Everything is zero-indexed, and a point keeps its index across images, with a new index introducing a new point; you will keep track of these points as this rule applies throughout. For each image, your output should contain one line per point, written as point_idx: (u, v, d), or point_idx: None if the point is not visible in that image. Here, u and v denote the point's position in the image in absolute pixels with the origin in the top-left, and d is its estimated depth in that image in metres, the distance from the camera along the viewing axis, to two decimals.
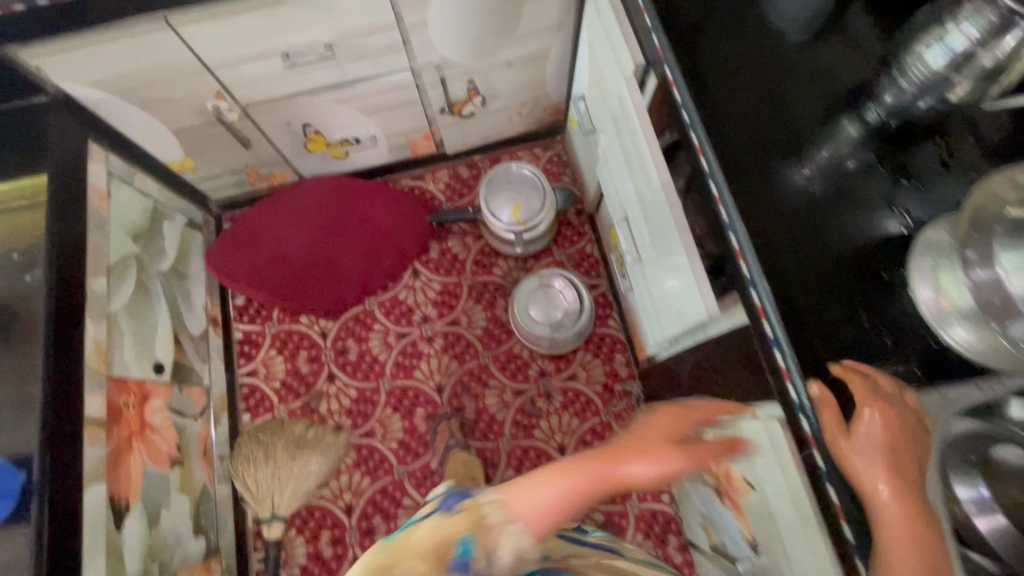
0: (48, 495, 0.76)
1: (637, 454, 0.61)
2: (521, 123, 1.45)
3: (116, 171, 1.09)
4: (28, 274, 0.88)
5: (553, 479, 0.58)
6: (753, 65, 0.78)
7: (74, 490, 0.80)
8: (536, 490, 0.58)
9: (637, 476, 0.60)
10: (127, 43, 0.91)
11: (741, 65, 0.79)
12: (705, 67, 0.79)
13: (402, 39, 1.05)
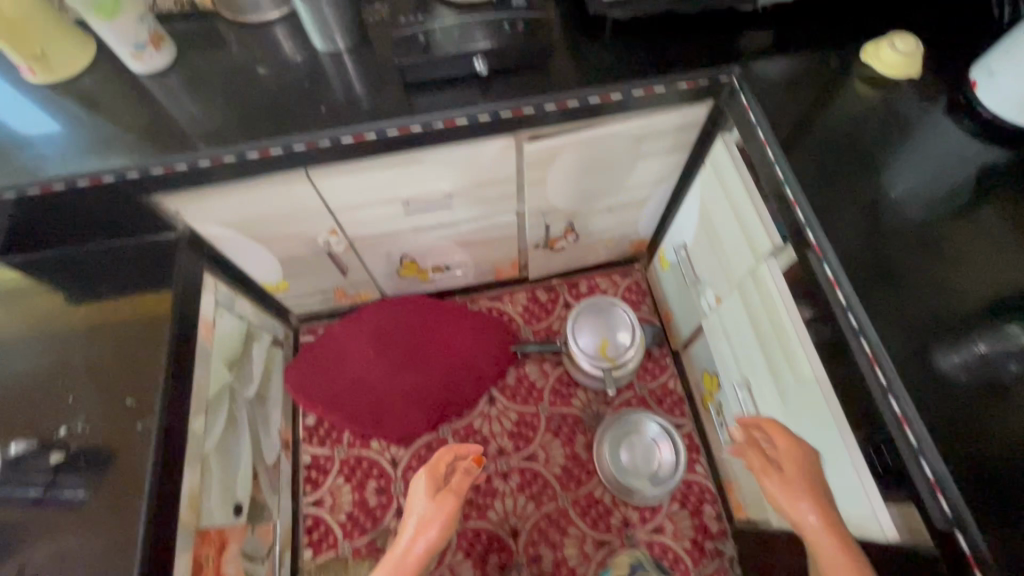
0: None
1: (418, 534, 0.91)
2: (605, 253, 1.45)
3: (222, 300, 1.09)
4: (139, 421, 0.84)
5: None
6: (899, 243, 0.75)
7: None
8: None
9: (424, 547, 0.91)
10: (265, 192, 0.93)
11: (887, 241, 0.75)
12: (860, 246, 0.74)
13: (517, 189, 1.07)
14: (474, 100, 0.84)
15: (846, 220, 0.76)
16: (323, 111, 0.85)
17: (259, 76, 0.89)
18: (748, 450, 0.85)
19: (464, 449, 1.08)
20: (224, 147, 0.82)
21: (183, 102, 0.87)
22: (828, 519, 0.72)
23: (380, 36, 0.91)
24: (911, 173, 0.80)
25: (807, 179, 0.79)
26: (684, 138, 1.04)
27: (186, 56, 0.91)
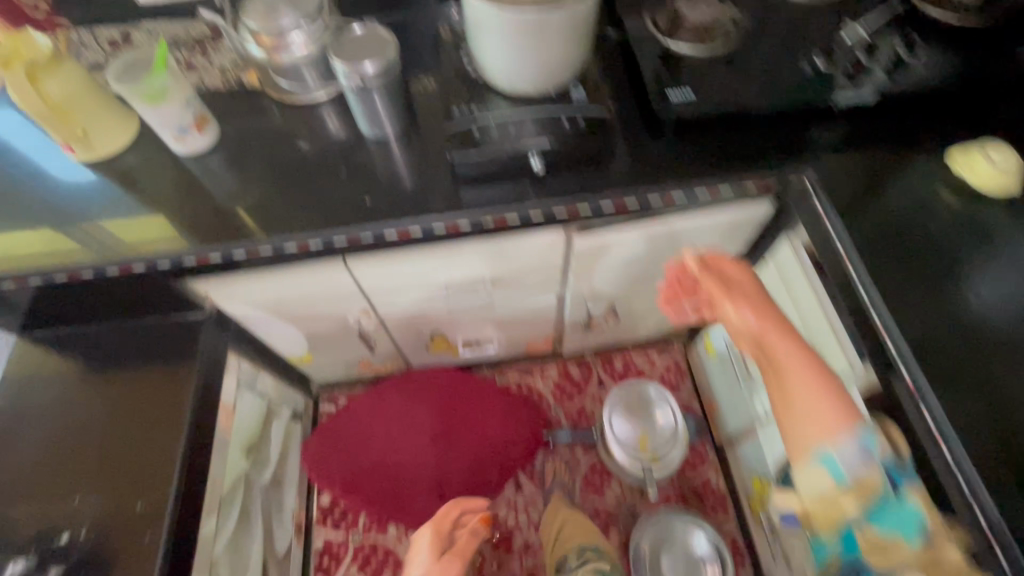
0: None
1: None
2: (645, 331, 1.37)
3: (244, 378, 1.03)
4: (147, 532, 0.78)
5: None
6: (1003, 372, 0.65)
7: None
8: None
9: None
10: (298, 277, 0.88)
11: (988, 371, 0.65)
12: (963, 383, 0.65)
13: (561, 276, 1.01)
14: (526, 197, 0.79)
15: (942, 349, 0.67)
16: (366, 202, 0.80)
17: (302, 158, 0.85)
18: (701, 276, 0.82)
19: (473, 503, 1.11)
20: (260, 240, 0.77)
21: (220, 184, 0.83)
22: (783, 329, 0.73)
23: (428, 121, 0.87)
24: (1005, 287, 0.71)
25: (894, 297, 0.70)
26: (746, 230, 0.97)
27: (227, 134, 0.87)
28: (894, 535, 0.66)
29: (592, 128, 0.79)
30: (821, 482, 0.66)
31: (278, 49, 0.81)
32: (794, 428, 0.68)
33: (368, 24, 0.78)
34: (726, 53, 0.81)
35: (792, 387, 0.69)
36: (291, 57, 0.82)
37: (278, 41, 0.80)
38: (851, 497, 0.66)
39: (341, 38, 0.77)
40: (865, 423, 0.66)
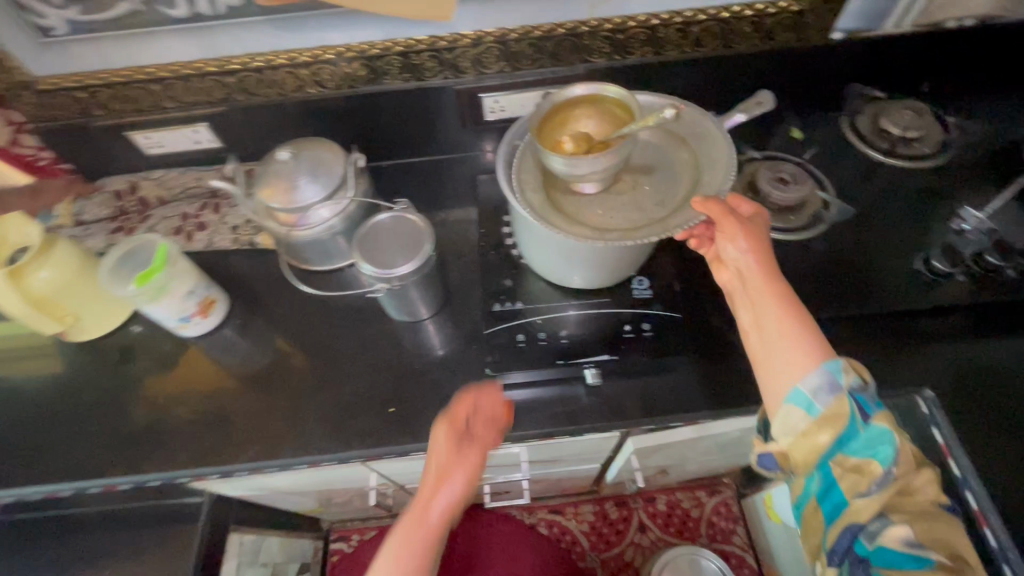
0: None
1: None
2: (695, 474, 1.22)
3: (248, 558, 0.91)
4: None
5: None
6: None
7: None
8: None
9: None
10: (311, 474, 0.76)
11: None
12: None
13: (608, 454, 0.89)
14: (582, 417, 0.66)
15: None
16: (390, 414, 0.70)
17: (323, 348, 0.75)
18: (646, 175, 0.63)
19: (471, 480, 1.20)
20: (271, 461, 0.68)
21: (231, 378, 0.74)
22: (762, 250, 0.53)
23: (464, 306, 0.78)
24: None
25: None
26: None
27: (241, 311, 0.79)
28: (860, 463, 0.45)
29: (661, 336, 0.68)
30: (795, 419, 0.46)
31: (297, 225, 0.71)
32: (766, 348, 0.50)
33: (397, 211, 0.69)
34: (813, 240, 0.71)
35: (759, 291, 0.51)
36: (314, 232, 0.72)
37: (300, 217, 0.70)
38: (826, 430, 0.45)
39: (367, 229, 0.67)
40: (847, 358, 0.47)
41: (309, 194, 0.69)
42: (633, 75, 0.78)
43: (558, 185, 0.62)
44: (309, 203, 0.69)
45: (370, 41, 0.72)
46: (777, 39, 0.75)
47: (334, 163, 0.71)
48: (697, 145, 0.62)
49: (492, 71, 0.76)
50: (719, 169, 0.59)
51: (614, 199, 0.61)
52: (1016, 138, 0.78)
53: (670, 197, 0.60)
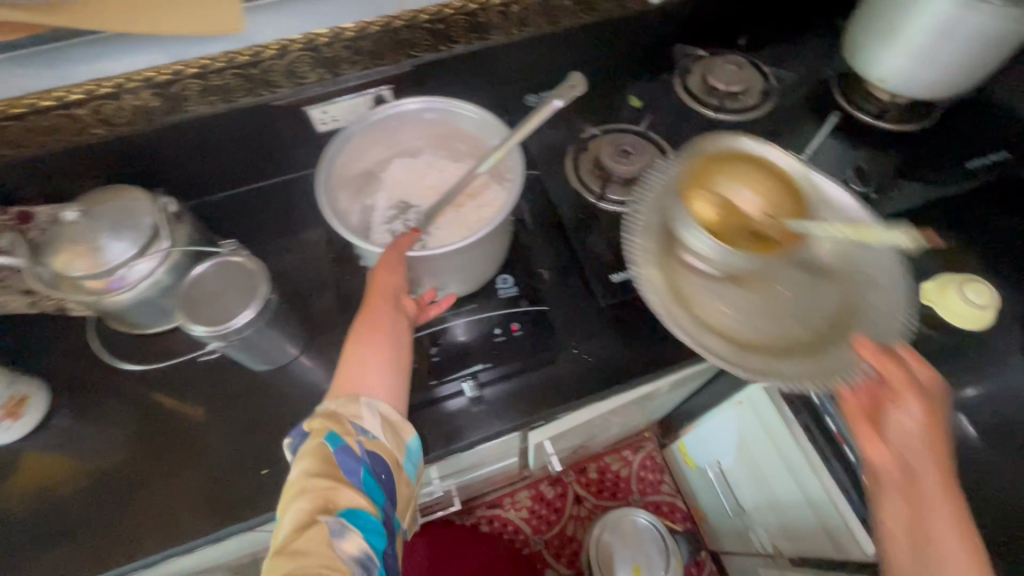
0: None
1: None
2: (616, 437, 1.26)
3: None
4: None
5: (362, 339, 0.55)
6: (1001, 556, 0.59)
7: None
8: (361, 352, 0.55)
9: None
10: (197, 558, 0.69)
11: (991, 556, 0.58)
12: None
13: (520, 449, 0.88)
14: (467, 432, 0.64)
15: None
16: (264, 476, 0.64)
17: (177, 421, 0.68)
18: (800, 285, 0.61)
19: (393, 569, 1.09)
20: (137, 561, 0.61)
21: (74, 477, 0.65)
22: (938, 448, 0.48)
23: (332, 339, 0.72)
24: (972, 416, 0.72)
25: None
26: (693, 379, 0.83)
27: (73, 399, 0.69)
28: None
29: (532, 333, 0.68)
30: None
31: (111, 290, 0.60)
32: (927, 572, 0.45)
33: (220, 256, 0.63)
34: None
35: (937, 513, 0.46)
36: (139, 293, 0.62)
37: (110, 281, 0.60)
38: None
39: (186, 287, 0.61)
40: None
41: (116, 252, 0.59)
42: (463, 66, 0.74)
43: (677, 261, 0.60)
44: (117, 263, 0.59)
45: (151, 67, 0.63)
46: (598, 10, 0.74)
47: (141, 214, 0.62)
48: (864, 273, 0.60)
49: (311, 81, 0.69)
50: (892, 308, 0.57)
51: (742, 297, 0.59)
52: (827, 78, 0.84)
53: (816, 318, 0.58)
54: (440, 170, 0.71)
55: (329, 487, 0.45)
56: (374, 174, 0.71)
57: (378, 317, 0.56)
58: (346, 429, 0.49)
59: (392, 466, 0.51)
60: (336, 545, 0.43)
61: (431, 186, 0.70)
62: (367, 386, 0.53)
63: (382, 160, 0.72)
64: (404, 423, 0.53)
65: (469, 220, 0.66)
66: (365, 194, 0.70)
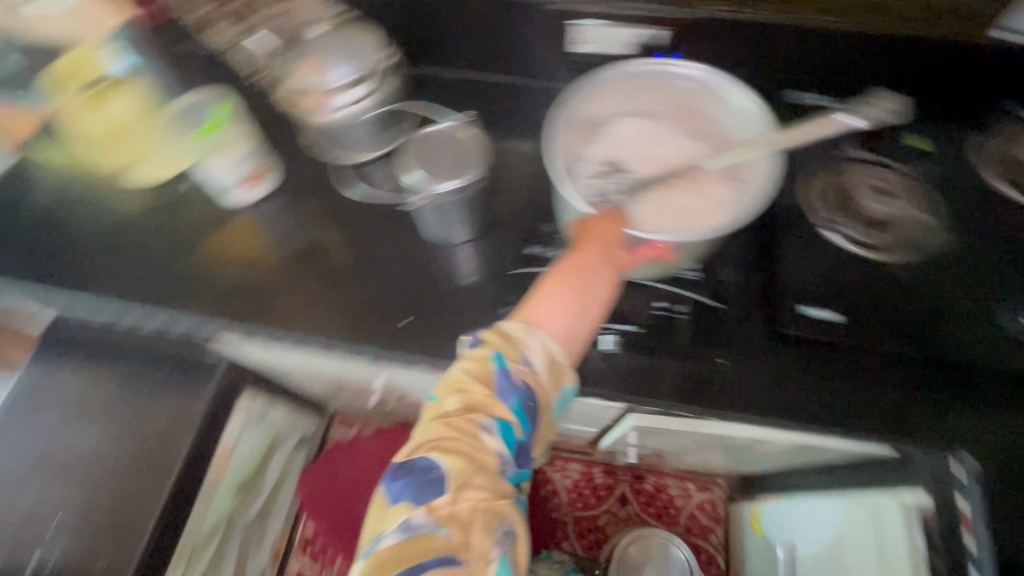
0: None
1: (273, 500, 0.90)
2: (690, 464, 1.21)
3: (253, 417, 0.98)
4: (107, 553, 0.79)
5: (560, 279, 0.58)
6: None
7: None
8: (553, 291, 0.57)
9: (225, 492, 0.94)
10: (319, 360, 0.81)
11: None
12: None
13: (605, 423, 0.88)
14: (587, 379, 0.64)
15: None
16: (401, 325, 0.71)
17: (355, 247, 0.77)
18: None
19: None
20: (285, 337, 0.72)
21: (266, 251, 0.77)
22: None
23: (504, 241, 0.76)
24: None
25: None
26: (826, 454, 0.75)
27: (291, 191, 0.81)
28: None
29: (693, 322, 0.65)
30: None
31: (326, 109, 0.70)
32: None
33: (452, 124, 0.69)
34: (905, 268, 0.67)
35: None
36: (346, 118, 0.71)
37: (327, 100, 0.69)
38: None
39: (417, 140, 0.68)
40: None
41: (340, 75, 0.69)
42: (749, 37, 0.70)
43: None
44: (339, 85, 0.69)
45: None
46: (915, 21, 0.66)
47: (364, 50, 0.70)
48: None
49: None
50: None
51: None
52: None
53: None
54: (671, 146, 0.68)
55: (483, 393, 0.51)
56: (599, 126, 0.69)
57: (581, 267, 0.59)
58: (513, 354, 0.53)
59: (545, 403, 0.53)
60: (485, 439, 0.50)
61: (653, 157, 0.67)
62: (547, 320, 0.56)
63: (616, 116, 0.70)
64: (566, 369, 0.55)
65: (680, 208, 0.63)
66: (583, 141, 0.68)
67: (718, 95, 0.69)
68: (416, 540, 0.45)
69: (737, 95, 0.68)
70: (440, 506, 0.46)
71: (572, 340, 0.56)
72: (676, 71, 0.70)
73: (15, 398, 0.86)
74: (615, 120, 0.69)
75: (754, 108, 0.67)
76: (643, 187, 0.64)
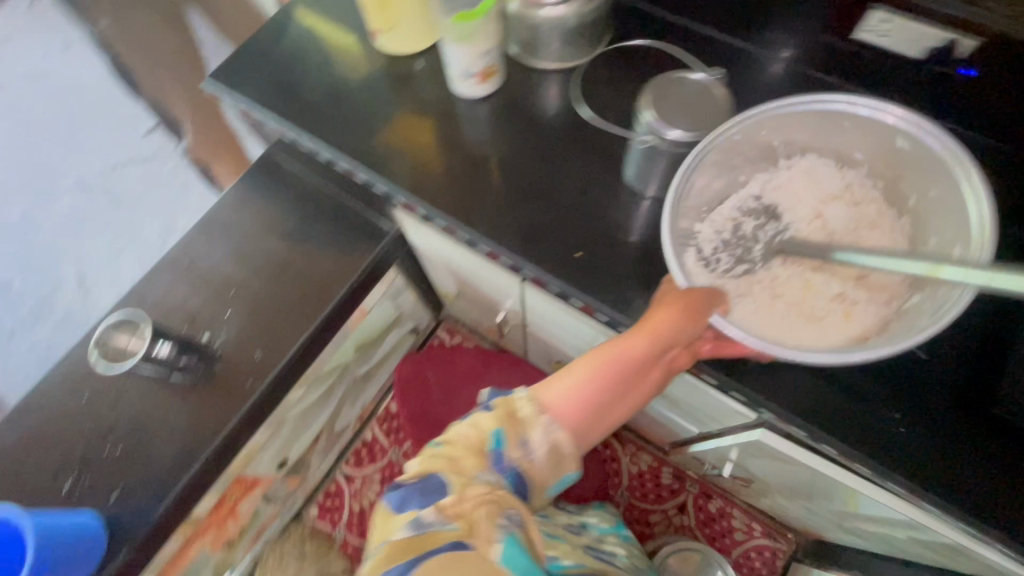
0: (126, 559, 0.83)
1: None
2: (768, 505, 1.15)
3: (392, 290, 1.06)
4: (258, 352, 0.92)
5: (583, 370, 0.60)
6: None
7: (144, 560, 0.87)
8: (571, 376, 0.61)
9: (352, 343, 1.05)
10: (480, 262, 0.85)
11: None
12: None
13: (717, 428, 0.85)
14: (741, 375, 0.63)
15: None
16: (573, 257, 0.73)
17: (548, 168, 0.78)
18: None
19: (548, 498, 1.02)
20: (463, 228, 0.76)
21: (467, 145, 0.81)
22: None
23: None
24: None
25: None
26: (966, 561, 0.67)
27: (506, 99, 0.83)
28: None
29: (879, 362, 0.63)
30: None
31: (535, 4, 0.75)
32: None
33: (707, 79, 0.67)
34: None
35: None
36: (550, 19, 0.76)
37: None
38: None
39: (667, 82, 0.67)
40: None
41: None
42: None
43: None
44: None
45: None
46: None
47: None
48: None
49: None
50: None
51: None
52: None
53: None
54: (844, 208, 0.69)
55: (480, 453, 0.57)
56: (783, 155, 0.71)
57: (608, 368, 0.60)
58: (512, 435, 0.58)
59: (538, 483, 0.59)
60: (484, 480, 0.55)
61: (817, 214, 0.68)
62: (557, 409, 0.59)
63: (805, 151, 0.71)
64: (568, 456, 0.60)
65: (811, 307, 0.64)
66: (758, 167, 0.71)
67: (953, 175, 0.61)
68: (423, 537, 0.51)
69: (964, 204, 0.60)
70: (445, 509, 0.53)
71: (578, 433, 0.60)
72: (907, 129, 0.62)
73: (223, 200, 1.00)
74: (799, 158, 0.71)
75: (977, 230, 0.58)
76: (786, 255, 0.65)
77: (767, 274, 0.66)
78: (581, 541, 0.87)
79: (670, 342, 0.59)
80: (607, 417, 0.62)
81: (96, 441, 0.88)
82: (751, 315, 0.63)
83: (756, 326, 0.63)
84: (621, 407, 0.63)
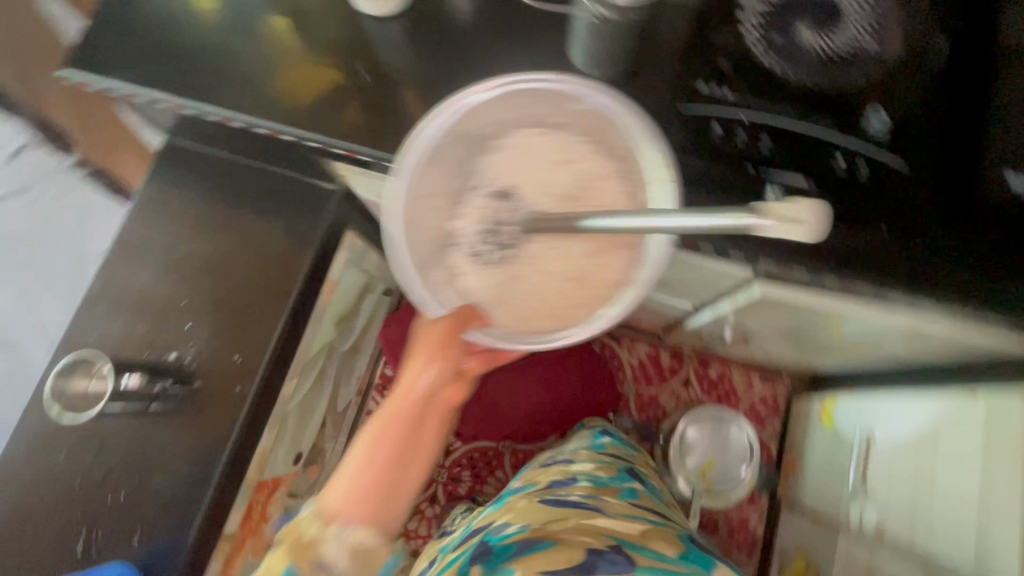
0: None
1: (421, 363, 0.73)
2: (763, 357, 1.22)
3: (353, 255, 1.00)
4: (236, 355, 0.86)
5: (367, 437, 0.69)
6: None
7: None
8: (359, 447, 0.68)
9: (329, 320, 1.00)
10: None
11: None
12: None
13: (713, 296, 0.87)
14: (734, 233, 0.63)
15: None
16: None
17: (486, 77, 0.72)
18: None
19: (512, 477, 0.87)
20: None
21: (391, 71, 0.73)
22: None
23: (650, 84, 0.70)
24: None
25: None
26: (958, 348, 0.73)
27: (420, 15, 0.74)
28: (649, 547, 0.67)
29: (866, 187, 0.64)
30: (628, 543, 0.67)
31: None
32: None
33: None
34: None
35: None
36: None
37: None
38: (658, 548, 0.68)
39: None
40: None
41: None
42: None
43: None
44: None
45: None
46: None
47: None
48: None
49: None
50: None
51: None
52: None
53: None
54: (568, 171, 0.69)
55: None
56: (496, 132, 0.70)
57: (386, 425, 0.69)
58: (303, 566, 0.62)
59: None
60: None
61: (545, 184, 0.70)
62: (342, 511, 0.65)
63: (517, 126, 0.70)
64: (374, 552, 0.64)
65: (562, 268, 0.69)
66: (480, 154, 0.72)
67: (630, 143, 0.64)
68: None
69: (650, 156, 0.61)
70: None
71: (383, 519, 0.66)
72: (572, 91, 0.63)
73: (140, 208, 0.89)
74: (511, 137, 0.71)
75: (663, 176, 0.60)
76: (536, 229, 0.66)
77: (525, 249, 0.69)
78: (550, 479, 0.87)
79: (421, 389, 0.71)
80: (407, 468, 0.68)
81: (94, 495, 0.82)
82: (512, 313, 0.71)
83: (521, 304, 0.71)
84: (414, 463, 0.69)
